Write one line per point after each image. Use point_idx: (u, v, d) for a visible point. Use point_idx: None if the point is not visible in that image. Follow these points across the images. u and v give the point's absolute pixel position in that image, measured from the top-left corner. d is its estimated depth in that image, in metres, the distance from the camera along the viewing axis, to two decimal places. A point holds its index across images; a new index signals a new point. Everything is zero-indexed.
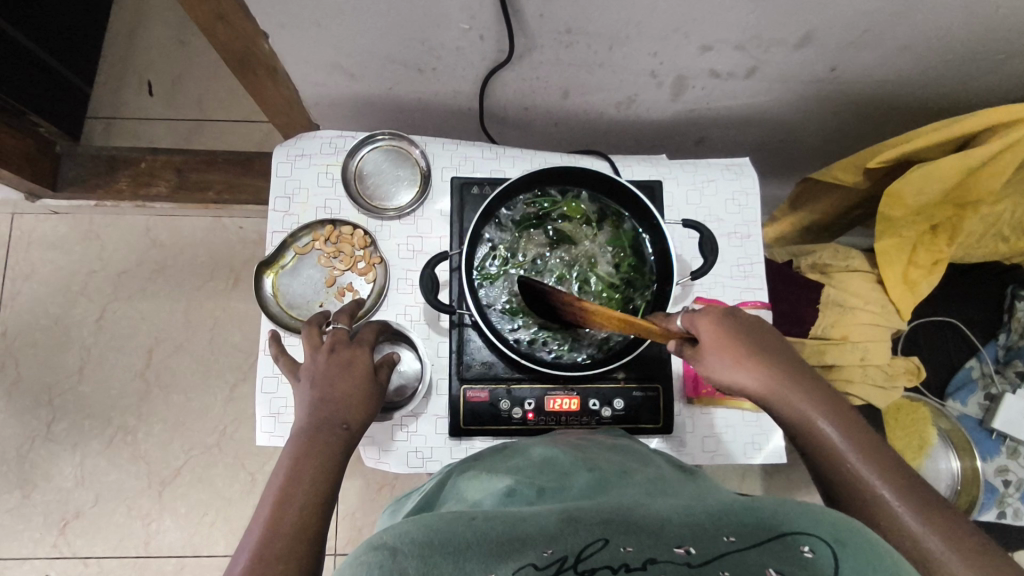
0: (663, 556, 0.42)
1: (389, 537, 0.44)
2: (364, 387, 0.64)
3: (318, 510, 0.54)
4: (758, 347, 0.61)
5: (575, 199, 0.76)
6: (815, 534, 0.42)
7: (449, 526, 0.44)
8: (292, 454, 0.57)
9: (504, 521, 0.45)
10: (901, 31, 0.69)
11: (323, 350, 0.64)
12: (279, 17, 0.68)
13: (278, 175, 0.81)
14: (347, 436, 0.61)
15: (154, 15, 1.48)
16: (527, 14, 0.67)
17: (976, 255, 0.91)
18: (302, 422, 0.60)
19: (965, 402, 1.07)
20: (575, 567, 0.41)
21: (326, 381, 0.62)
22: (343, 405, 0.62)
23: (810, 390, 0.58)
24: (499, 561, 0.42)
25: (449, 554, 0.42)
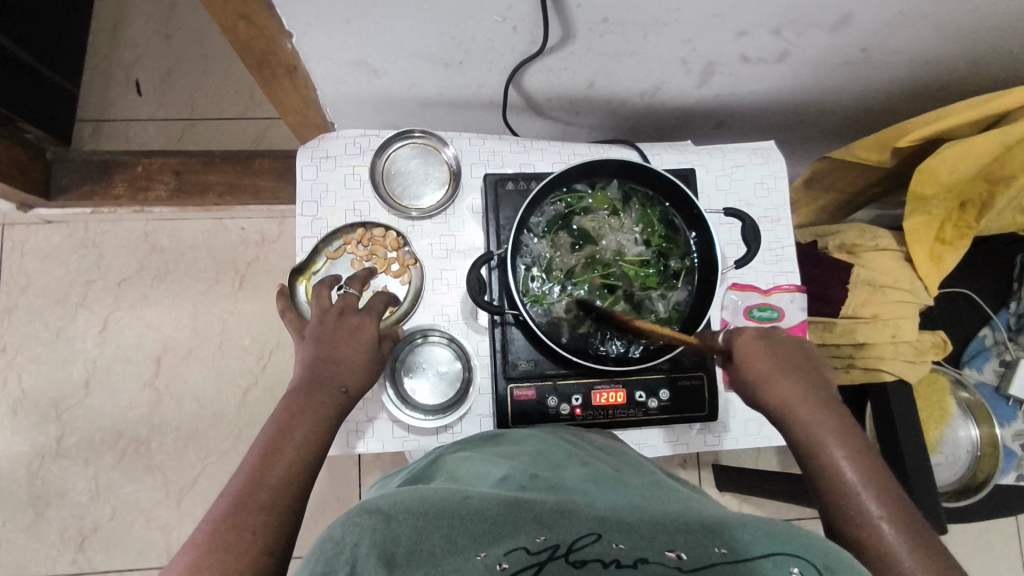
0: (654, 557, 0.43)
1: (382, 506, 0.47)
2: (365, 355, 0.66)
3: (304, 469, 0.57)
4: (787, 367, 0.63)
5: (602, 190, 0.75)
6: (805, 560, 0.43)
7: (444, 505, 0.46)
8: (290, 408, 0.60)
9: (499, 502, 0.47)
10: (936, 10, 0.69)
11: (331, 313, 0.67)
12: (306, 15, 0.65)
13: (304, 178, 0.79)
14: (342, 400, 0.63)
15: (137, 10, 1.42)
16: (565, 5, 0.65)
17: (996, 227, 0.92)
18: (303, 377, 0.63)
19: (981, 369, 1.10)
20: (565, 556, 0.43)
21: (332, 342, 0.65)
22: (343, 367, 0.64)
23: (829, 415, 0.60)
24: (491, 538, 0.44)
25: (443, 529, 0.45)
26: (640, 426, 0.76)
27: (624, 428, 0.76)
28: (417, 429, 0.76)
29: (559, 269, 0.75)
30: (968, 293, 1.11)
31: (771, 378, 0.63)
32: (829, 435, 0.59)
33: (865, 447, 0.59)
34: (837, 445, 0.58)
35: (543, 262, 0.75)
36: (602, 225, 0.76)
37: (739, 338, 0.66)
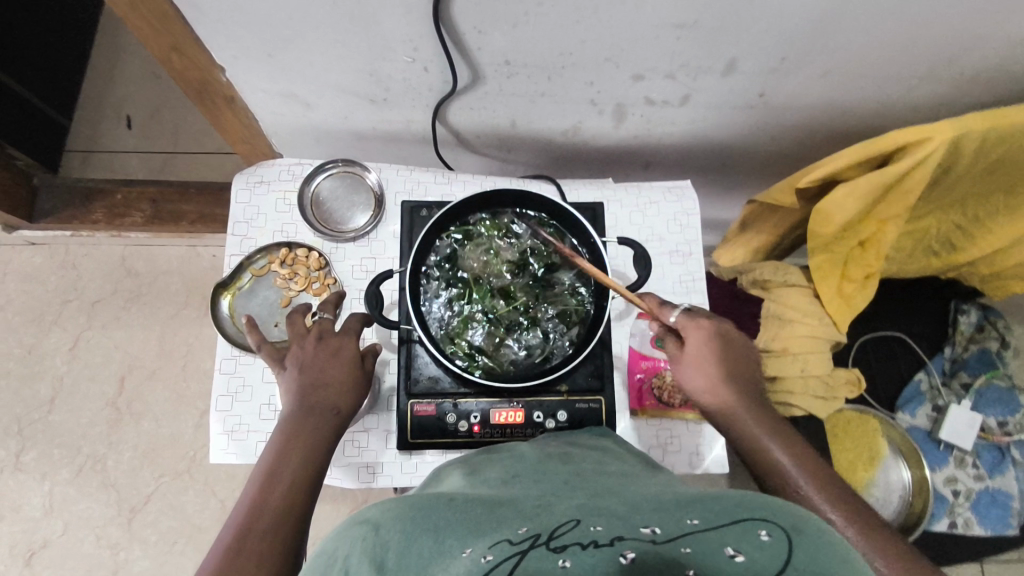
0: (629, 535, 0.40)
1: (372, 516, 0.49)
2: (351, 374, 0.68)
3: (307, 490, 0.59)
4: (727, 363, 0.67)
5: (494, 219, 0.79)
6: (780, 523, 0.41)
7: (429, 511, 0.48)
8: (283, 436, 0.62)
9: (482, 507, 0.48)
10: (816, 60, 0.74)
11: (311, 337, 0.68)
12: (232, 50, 0.72)
13: (238, 201, 0.85)
14: (336, 420, 0.65)
15: (132, 51, 1.53)
16: (467, 47, 0.71)
17: (912, 267, 0.95)
18: (293, 405, 0.65)
19: (914, 414, 1.09)
20: (545, 543, 0.40)
21: (316, 366, 0.67)
22: (332, 387, 0.67)
23: (760, 412, 0.65)
24: (472, 534, 0.43)
25: (426, 530, 0.45)
26: None
27: None
28: None
29: (466, 305, 0.78)
30: (903, 337, 1.13)
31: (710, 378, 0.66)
32: (762, 432, 0.64)
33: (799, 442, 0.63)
34: (771, 439, 0.63)
35: (443, 291, 0.78)
36: (497, 246, 0.79)
37: (693, 325, 0.68)
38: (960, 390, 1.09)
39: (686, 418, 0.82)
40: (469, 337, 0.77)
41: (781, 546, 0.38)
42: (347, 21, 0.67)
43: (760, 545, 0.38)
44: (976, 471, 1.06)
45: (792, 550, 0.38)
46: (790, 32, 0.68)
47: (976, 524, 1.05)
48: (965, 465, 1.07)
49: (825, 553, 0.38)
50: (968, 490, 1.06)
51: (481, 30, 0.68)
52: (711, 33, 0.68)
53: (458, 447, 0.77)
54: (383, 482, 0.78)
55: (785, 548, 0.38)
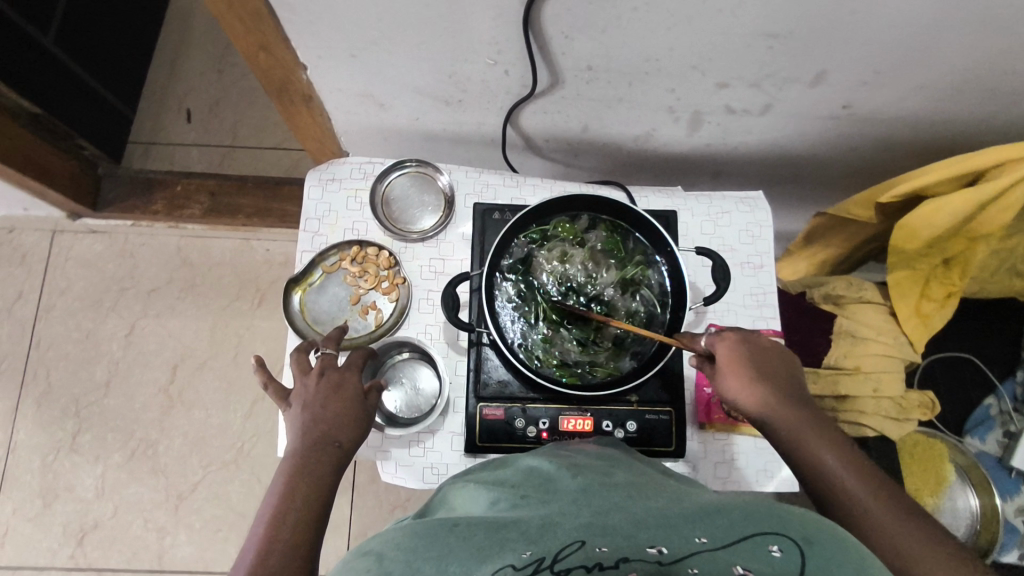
0: (635, 555, 0.41)
1: (376, 548, 0.48)
2: (357, 406, 0.66)
3: (312, 529, 0.57)
4: (767, 378, 0.64)
5: (571, 222, 0.78)
6: (785, 536, 0.43)
7: (434, 538, 0.47)
8: (286, 472, 0.59)
9: (486, 529, 0.47)
10: (911, 73, 0.71)
11: (312, 374, 0.67)
12: (318, 50, 0.73)
13: (310, 197, 0.85)
14: (340, 455, 0.63)
15: (195, 47, 1.56)
16: (552, 51, 0.71)
17: (989, 291, 0.92)
18: (296, 443, 0.62)
19: (983, 439, 1.06)
20: (551, 567, 0.41)
21: (320, 403, 0.65)
22: (333, 424, 0.64)
23: (814, 421, 0.61)
24: (478, 562, 0.42)
25: (433, 559, 0.44)
26: None
27: None
28: (391, 440, 0.78)
29: (544, 311, 0.77)
30: (975, 360, 1.10)
31: (754, 393, 0.63)
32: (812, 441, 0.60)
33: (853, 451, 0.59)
34: (824, 445, 0.59)
35: (518, 298, 0.77)
36: (566, 255, 0.78)
37: (722, 342, 0.66)
38: None
39: (755, 434, 0.79)
40: (546, 343, 0.76)
41: (791, 562, 0.40)
42: (435, 23, 0.67)
43: (770, 565, 0.40)
44: None
45: (801, 568, 0.40)
46: (888, 44, 0.66)
47: None
48: None
49: (827, 563, 0.41)
50: None
51: (569, 35, 0.68)
52: (805, 43, 0.67)
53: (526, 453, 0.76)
54: None
55: (794, 566, 0.40)
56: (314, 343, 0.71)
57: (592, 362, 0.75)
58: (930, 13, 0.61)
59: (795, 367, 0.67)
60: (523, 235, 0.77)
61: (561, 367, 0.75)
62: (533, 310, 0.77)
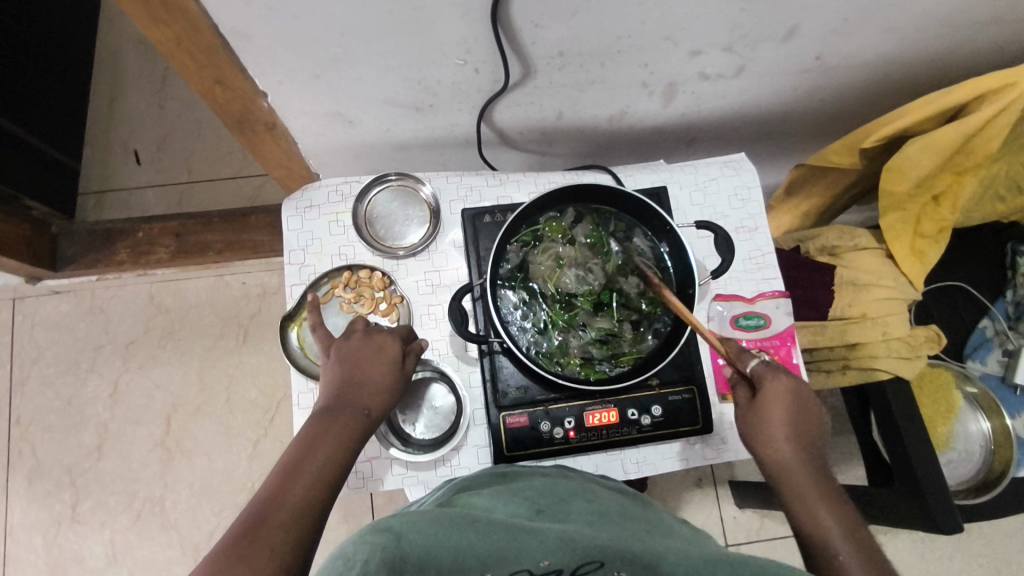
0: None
1: (393, 524, 0.48)
2: (389, 376, 0.67)
3: (328, 485, 0.57)
4: (804, 431, 0.63)
5: (557, 220, 0.76)
6: None
7: (453, 527, 0.49)
8: (317, 423, 0.61)
9: (507, 530, 0.49)
10: (881, 15, 0.71)
11: (356, 334, 0.69)
12: (278, 74, 0.69)
13: (290, 228, 0.82)
14: (366, 422, 0.64)
15: (132, 84, 1.49)
16: (522, 42, 0.68)
17: (975, 217, 0.93)
18: (329, 399, 0.64)
19: (985, 361, 1.09)
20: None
21: (356, 363, 0.67)
22: (366, 390, 0.66)
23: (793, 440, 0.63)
24: (496, 560, 0.47)
25: (450, 548, 0.47)
26: (635, 445, 0.76)
27: (621, 448, 0.76)
28: (416, 465, 0.75)
29: (552, 312, 0.75)
30: (965, 286, 1.11)
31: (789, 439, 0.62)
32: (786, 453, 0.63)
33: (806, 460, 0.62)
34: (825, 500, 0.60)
35: (524, 301, 0.76)
36: (563, 254, 0.76)
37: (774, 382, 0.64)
38: None
39: None
40: (561, 343, 0.75)
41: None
42: (398, 32, 0.64)
43: None
44: None
45: None
46: None
47: None
48: None
49: None
50: None
51: (538, 23, 0.65)
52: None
53: (555, 455, 0.75)
54: None
55: None
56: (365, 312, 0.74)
57: (608, 356, 0.74)
58: None
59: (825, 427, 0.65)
60: (516, 238, 0.75)
61: (581, 365, 0.74)
62: (539, 312, 0.76)
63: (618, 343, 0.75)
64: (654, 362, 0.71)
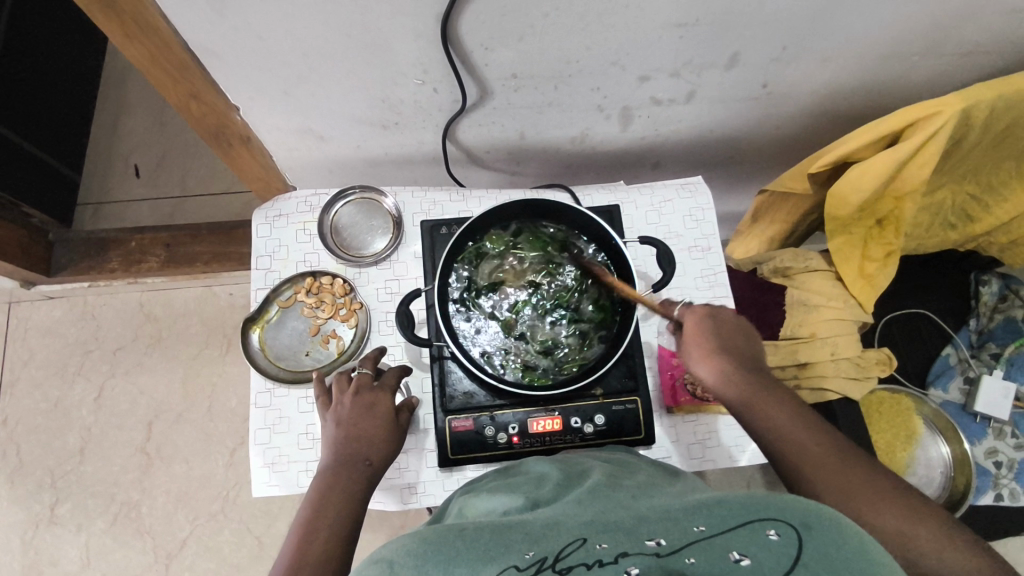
0: (634, 549, 0.42)
1: (386, 553, 0.47)
2: (387, 427, 0.70)
3: (344, 539, 0.59)
4: (731, 353, 0.68)
5: (497, 232, 0.79)
6: (785, 522, 0.43)
7: (440, 540, 0.47)
8: (318, 487, 0.62)
9: (492, 529, 0.47)
10: (818, 45, 0.75)
11: (348, 392, 0.70)
12: (247, 90, 0.74)
13: (259, 235, 0.86)
14: (369, 473, 0.66)
15: (134, 102, 1.56)
16: (476, 64, 0.72)
17: (929, 244, 0.96)
18: (329, 458, 0.66)
19: (946, 389, 1.09)
20: (553, 566, 0.42)
21: (353, 421, 0.68)
22: (365, 444, 0.68)
23: (766, 390, 0.65)
24: (484, 562, 0.43)
25: (439, 562, 0.44)
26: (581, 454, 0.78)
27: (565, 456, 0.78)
28: None
29: (499, 321, 0.78)
30: (926, 314, 1.13)
31: (717, 361, 0.67)
32: (774, 411, 0.63)
33: (797, 410, 0.63)
34: (776, 409, 0.63)
35: (474, 312, 0.78)
36: (505, 267, 0.80)
37: (691, 313, 0.71)
38: (990, 361, 1.08)
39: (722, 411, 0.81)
40: (506, 351, 0.77)
41: (789, 545, 0.41)
42: (356, 51, 0.68)
43: (768, 549, 0.41)
44: (1015, 441, 1.05)
45: (800, 550, 0.41)
46: (790, 20, 0.69)
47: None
48: (1004, 435, 1.06)
49: (827, 546, 0.41)
50: (1011, 460, 1.05)
51: (488, 47, 0.70)
52: (714, 28, 0.69)
53: (499, 460, 0.77)
54: (427, 501, 0.78)
55: (792, 549, 0.41)
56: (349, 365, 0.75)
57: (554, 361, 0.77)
58: None
59: (757, 346, 0.71)
60: (461, 257, 0.78)
61: (524, 369, 0.77)
62: (489, 322, 0.78)
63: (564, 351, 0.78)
64: (607, 357, 0.74)
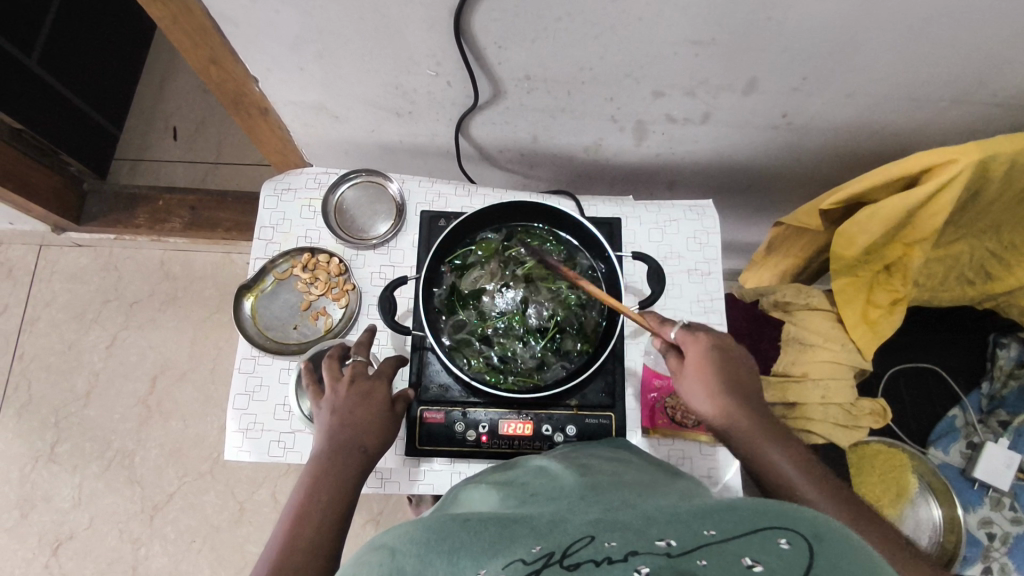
0: (644, 548, 0.41)
1: (389, 540, 0.49)
2: (383, 417, 0.68)
3: (336, 526, 0.60)
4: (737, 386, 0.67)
5: (484, 240, 0.80)
6: (795, 531, 0.42)
7: (445, 531, 0.48)
8: (312, 473, 0.63)
9: (496, 525, 0.47)
10: (839, 78, 0.73)
11: (342, 382, 0.68)
12: (266, 62, 0.76)
13: (265, 206, 0.88)
14: (363, 460, 0.66)
15: (182, 67, 1.62)
16: (489, 61, 0.73)
17: (945, 298, 0.92)
18: (323, 445, 0.65)
19: (947, 451, 1.05)
20: (560, 561, 0.40)
21: (348, 410, 0.67)
22: (361, 429, 0.67)
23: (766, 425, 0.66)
24: (490, 555, 0.43)
25: (444, 553, 0.45)
26: None
27: None
28: None
29: (483, 326, 0.78)
30: (938, 371, 1.09)
31: (719, 403, 0.66)
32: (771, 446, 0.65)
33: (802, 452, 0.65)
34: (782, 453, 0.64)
35: (458, 310, 0.78)
36: (489, 267, 0.79)
37: (694, 342, 0.68)
38: (998, 428, 1.03)
39: (699, 439, 0.79)
40: (485, 355, 0.77)
41: (801, 554, 0.40)
42: (372, 36, 0.70)
43: (777, 556, 0.40)
44: (1012, 514, 1.00)
45: (811, 560, 0.40)
46: (810, 50, 0.68)
47: (1015, 572, 0.98)
48: (1002, 507, 1.00)
49: (840, 557, 0.40)
50: (1005, 534, 0.99)
51: (500, 45, 0.70)
52: (730, 50, 0.68)
53: (465, 456, 0.77)
54: (390, 487, 0.78)
55: (803, 558, 0.40)
56: (342, 353, 0.72)
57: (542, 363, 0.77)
58: (844, 18, 0.63)
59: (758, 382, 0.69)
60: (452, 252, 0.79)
61: (504, 373, 0.76)
62: (471, 323, 0.78)
63: (555, 356, 0.77)
64: (572, 375, 0.73)
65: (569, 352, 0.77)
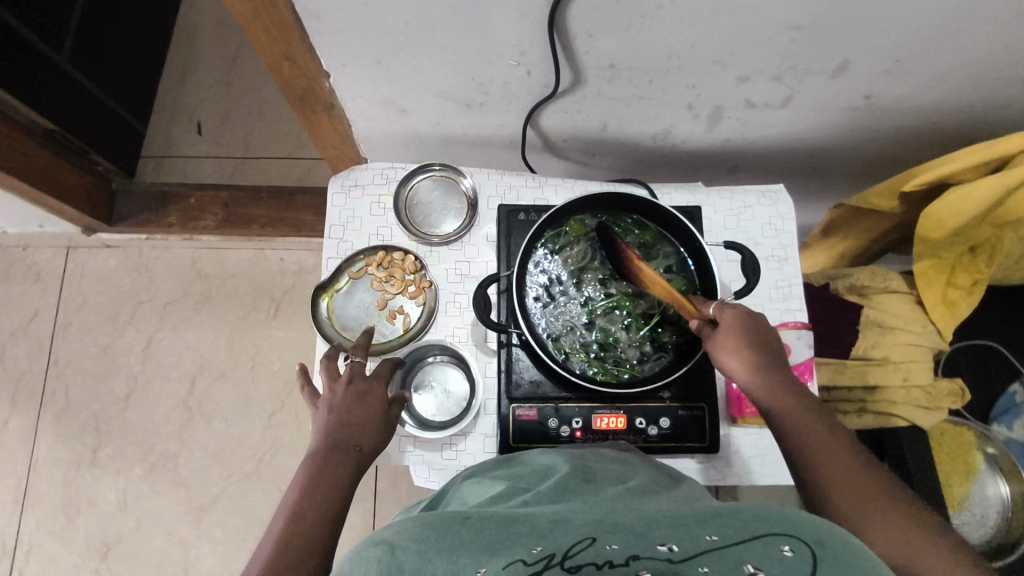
0: (645, 553, 0.40)
1: (388, 533, 0.44)
2: (380, 416, 0.65)
3: (331, 525, 0.55)
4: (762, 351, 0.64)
5: (577, 222, 0.78)
6: (798, 537, 0.41)
7: (442, 523, 0.45)
8: (305, 472, 0.58)
9: (497, 519, 0.45)
10: (933, 59, 0.71)
11: (341, 381, 0.65)
12: (342, 56, 0.73)
13: (334, 204, 0.85)
14: (359, 459, 0.61)
15: (203, 60, 1.57)
16: (577, 50, 0.71)
17: (1015, 277, 0.92)
18: (318, 444, 0.60)
19: (1010, 427, 1.06)
20: (562, 564, 0.40)
21: (347, 408, 0.64)
22: (359, 430, 0.63)
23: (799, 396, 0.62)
24: (490, 554, 0.41)
25: (444, 549, 0.42)
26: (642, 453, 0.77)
27: None
28: (423, 445, 0.77)
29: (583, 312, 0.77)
30: (998, 347, 1.09)
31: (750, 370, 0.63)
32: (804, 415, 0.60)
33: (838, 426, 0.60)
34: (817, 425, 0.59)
35: (548, 301, 0.77)
36: (582, 251, 0.79)
37: (730, 310, 0.66)
38: None
39: None
40: (585, 342, 0.76)
41: (801, 563, 0.39)
42: (461, 28, 0.67)
43: (783, 566, 0.39)
44: None
45: (813, 570, 0.39)
46: (910, 32, 0.66)
47: None
48: None
49: (839, 566, 0.39)
50: None
51: (592, 34, 0.68)
52: (828, 33, 0.67)
53: None
54: None
55: (805, 568, 0.39)
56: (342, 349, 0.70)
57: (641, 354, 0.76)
58: None
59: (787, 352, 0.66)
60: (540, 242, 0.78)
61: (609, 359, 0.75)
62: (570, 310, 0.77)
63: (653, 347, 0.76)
64: (675, 365, 0.72)
65: (665, 343, 0.76)
